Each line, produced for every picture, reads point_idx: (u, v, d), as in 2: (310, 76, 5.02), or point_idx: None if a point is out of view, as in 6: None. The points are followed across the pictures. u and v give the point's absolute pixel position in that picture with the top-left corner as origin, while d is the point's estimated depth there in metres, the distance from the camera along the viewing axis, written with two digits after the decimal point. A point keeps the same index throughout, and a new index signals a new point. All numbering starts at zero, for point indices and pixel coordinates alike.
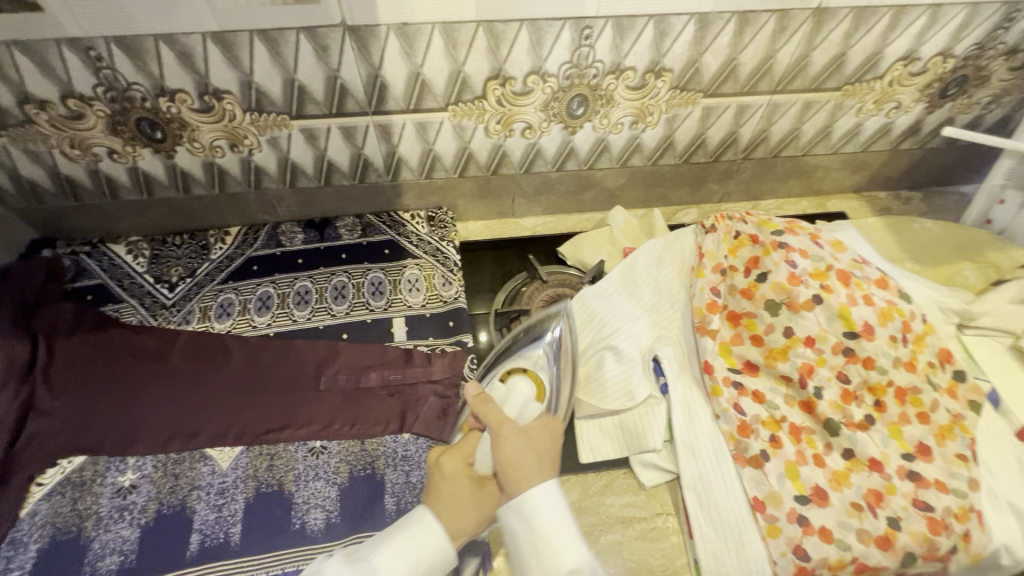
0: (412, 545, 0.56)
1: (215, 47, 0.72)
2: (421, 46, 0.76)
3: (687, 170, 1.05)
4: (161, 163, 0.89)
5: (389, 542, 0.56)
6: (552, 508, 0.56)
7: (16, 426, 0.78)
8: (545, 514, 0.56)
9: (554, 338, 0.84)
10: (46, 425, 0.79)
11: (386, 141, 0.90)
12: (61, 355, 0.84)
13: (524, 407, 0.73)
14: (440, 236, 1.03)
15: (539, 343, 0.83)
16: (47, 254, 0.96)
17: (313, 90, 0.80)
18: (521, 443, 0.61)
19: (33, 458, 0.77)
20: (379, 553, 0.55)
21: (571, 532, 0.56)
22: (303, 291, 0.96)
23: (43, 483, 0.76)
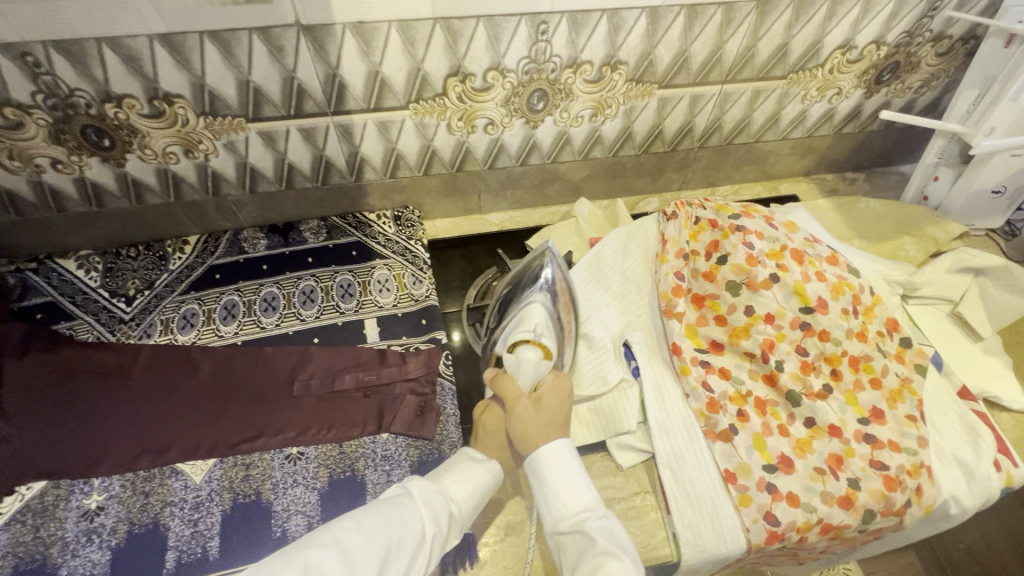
0: (468, 471, 0.69)
1: (163, 49, 0.70)
2: (379, 44, 0.75)
3: (646, 160, 1.08)
4: (110, 172, 0.86)
5: (456, 471, 0.69)
6: (565, 459, 0.66)
7: None
8: (558, 464, 0.65)
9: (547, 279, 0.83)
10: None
11: (347, 141, 0.89)
12: (10, 378, 0.80)
13: (538, 370, 0.74)
14: (408, 236, 1.03)
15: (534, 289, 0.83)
16: None
17: (269, 92, 0.79)
18: (534, 418, 0.69)
19: None
20: (450, 479, 0.68)
21: (583, 479, 0.65)
22: (270, 297, 0.94)
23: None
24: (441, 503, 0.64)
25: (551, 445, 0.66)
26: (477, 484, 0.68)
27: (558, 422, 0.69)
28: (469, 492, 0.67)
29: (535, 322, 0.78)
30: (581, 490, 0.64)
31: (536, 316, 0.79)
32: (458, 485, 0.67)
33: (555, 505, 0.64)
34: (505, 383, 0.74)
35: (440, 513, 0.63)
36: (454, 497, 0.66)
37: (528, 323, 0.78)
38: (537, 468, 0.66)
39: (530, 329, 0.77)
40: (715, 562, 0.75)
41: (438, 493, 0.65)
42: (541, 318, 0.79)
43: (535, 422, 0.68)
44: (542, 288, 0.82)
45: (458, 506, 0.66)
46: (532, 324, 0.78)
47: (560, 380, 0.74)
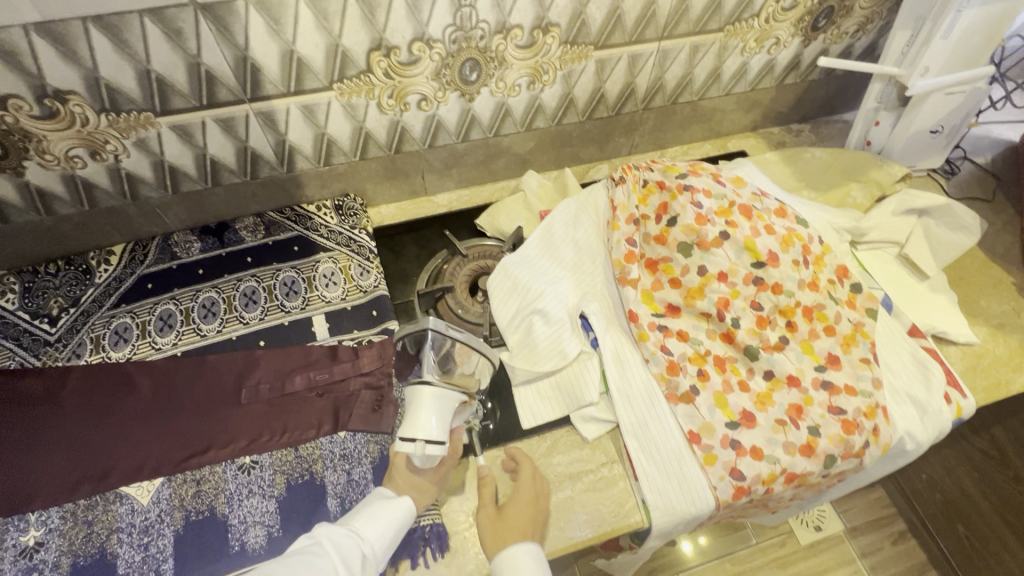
0: (380, 508, 0.67)
1: (44, 41, 0.63)
2: (289, 20, 0.70)
3: (591, 126, 1.05)
4: (11, 183, 0.78)
5: (369, 510, 0.67)
6: (530, 558, 0.66)
7: None
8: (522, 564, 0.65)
9: (433, 345, 0.71)
10: None
11: (272, 129, 0.84)
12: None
13: (429, 458, 0.68)
14: (351, 225, 0.98)
15: (422, 366, 0.71)
16: None
17: (174, 81, 0.72)
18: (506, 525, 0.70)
19: None
20: (362, 518, 0.66)
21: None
22: (209, 303, 0.89)
23: None
24: (353, 546, 0.63)
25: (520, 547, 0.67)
26: (391, 518, 0.67)
27: (524, 525, 0.70)
28: (383, 530, 0.66)
29: (423, 424, 0.67)
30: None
31: (426, 414, 0.68)
32: (372, 524, 0.66)
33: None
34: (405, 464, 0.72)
35: (353, 556, 0.62)
36: (368, 536, 0.64)
37: (413, 424, 0.68)
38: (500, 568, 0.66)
39: (417, 434, 0.67)
40: (685, 523, 0.75)
41: (349, 535, 0.64)
42: (429, 411, 0.68)
43: (497, 534, 0.70)
44: (431, 361, 0.71)
45: (373, 546, 0.64)
46: (410, 433, 0.67)
47: (528, 488, 0.74)
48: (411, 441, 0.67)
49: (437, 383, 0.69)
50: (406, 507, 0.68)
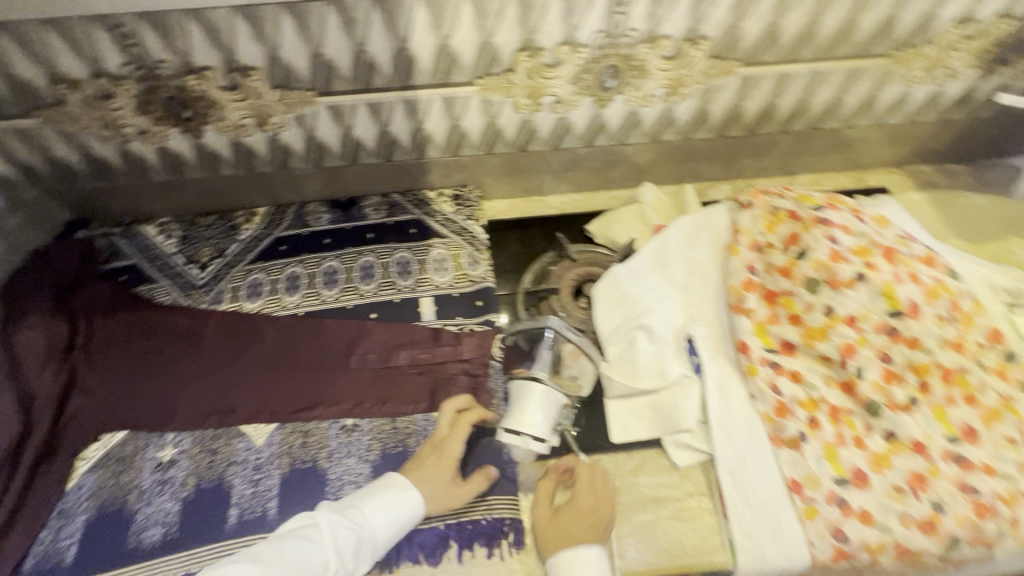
0: (390, 497, 0.69)
1: (243, 21, 0.71)
2: (451, 16, 0.73)
3: (720, 144, 1.01)
4: (190, 143, 0.88)
5: (377, 498, 0.69)
6: (588, 562, 0.67)
7: (60, 401, 0.80)
8: (578, 567, 0.67)
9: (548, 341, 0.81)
10: (88, 401, 0.82)
11: (413, 118, 0.88)
12: (98, 334, 0.87)
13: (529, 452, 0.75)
14: (466, 215, 1.01)
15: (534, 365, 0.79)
16: (82, 236, 0.97)
17: (340, 66, 0.78)
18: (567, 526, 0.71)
19: (78, 433, 0.79)
20: (367, 507, 0.68)
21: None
22: (331, 271, 0.96)
23: (87, 458, 0.78)
24: (352, 532, 0.65)
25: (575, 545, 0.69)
26: (397, 511, 0.68)
27: (586, 528, 0.70)
28: (386, 520, 0.67)
29: (528, 420, 0.74)
30: None
31: (532, 410, 0.75)
32: (377, 513, 0.67)
33: None
34: (439, 457, 0.74)
35: (349, 543, 0.64)
36: (370, 525, 0.67)
37: (520, 418, 0.75)
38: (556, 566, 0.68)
39: (523, 427, 0.74)
40: None
41: (349, 524, 0.65)
42: (535, 408, 0.75)
43: (555, 532, 0.71)
44: (544, 360, 0.79)
45: (372, 536, 0.66)
46: (516, 426, 0.75)
47: (586, 489, 0.74)
48: (516, 432, 0.75)
49: (547, 386, 0.76)
50: (416, 502, 0.70)
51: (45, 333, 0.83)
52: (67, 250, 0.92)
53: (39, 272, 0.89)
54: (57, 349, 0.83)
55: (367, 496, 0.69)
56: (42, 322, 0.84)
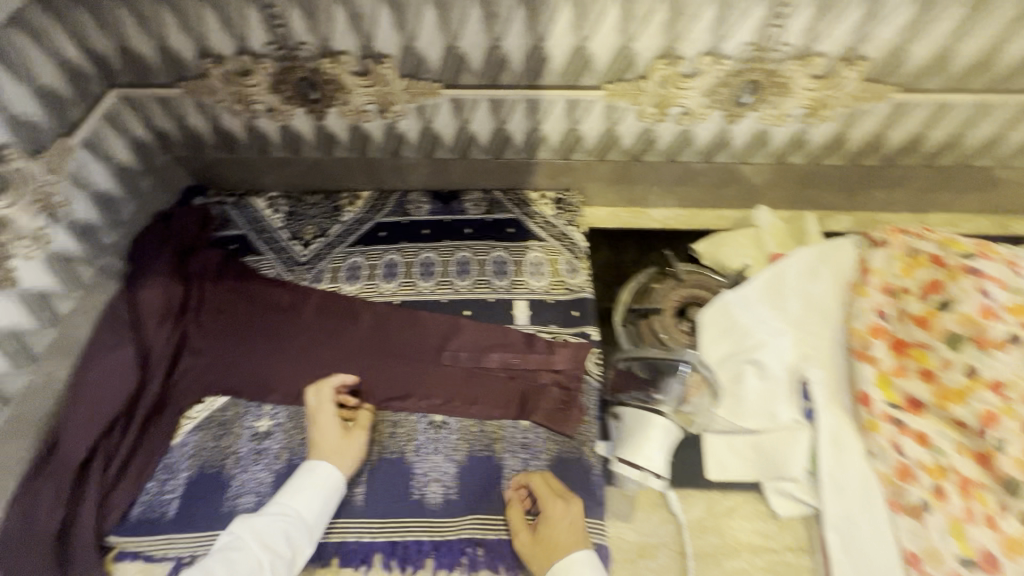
0: (304, 483, 0.70)
1: (387, 9, 0.71)
2: (595, 18, 0.70)
3: (850, 173, 0.93)
4: (312, 123, 0.90)
5: (294, 484, 0.69)
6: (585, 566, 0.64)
7: (172, 360, 0.84)
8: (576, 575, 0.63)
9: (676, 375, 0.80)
10: (196, 363, 0.85)
11: (532, 117, 0.86)
12: (208, 299, 0.90)
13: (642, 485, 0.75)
14: (567, 221, 0.99)
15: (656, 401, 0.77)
16: (199, 203, 1.01)
17: (471, 60, 0.77)
18: (548, 538, 0.67)
19: (186, 393, 0.83)
20: (284, 495, 0.68)
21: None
22: (428, 263, 0.96)
23: (192, 418, 0.82)
24: (279, 523, 0.66)
25: (564, 561, 0.64)
26: (314, 492, 0.69)
27: (566, 537, 0.66)
28: (307, 499, 0.68)
29: (647, 455, 0.73)
30: None
31: (651, 446, 0.74)
32: (295, 497, 0.68)
33: None
34: (321, 420, 0.76)
35: (278, 534, 0.65)
36: (293, 509, 0.67)
37: (637, 451, 0.74)
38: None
39: (642, 460, 0.73)
40: None
41: (272, 518, 0.66)
42: (654, 445, 0.74)
43: (542, 556, 0.66)
44: (666, 395, 0.78)
45: (299, 517, 0.67)
46: (634, 460, 0.74)
47: (554, 499, 0.70)
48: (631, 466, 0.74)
49: (669, 424, 0.75)
50: (326, 468, 0.71)
51: (162, 294, 0.87)
52: (187, 215, 0.96)
53: (161, 232, 0.93)
54: (172, 310, 0.87)
55: (282, 493, 0.69)
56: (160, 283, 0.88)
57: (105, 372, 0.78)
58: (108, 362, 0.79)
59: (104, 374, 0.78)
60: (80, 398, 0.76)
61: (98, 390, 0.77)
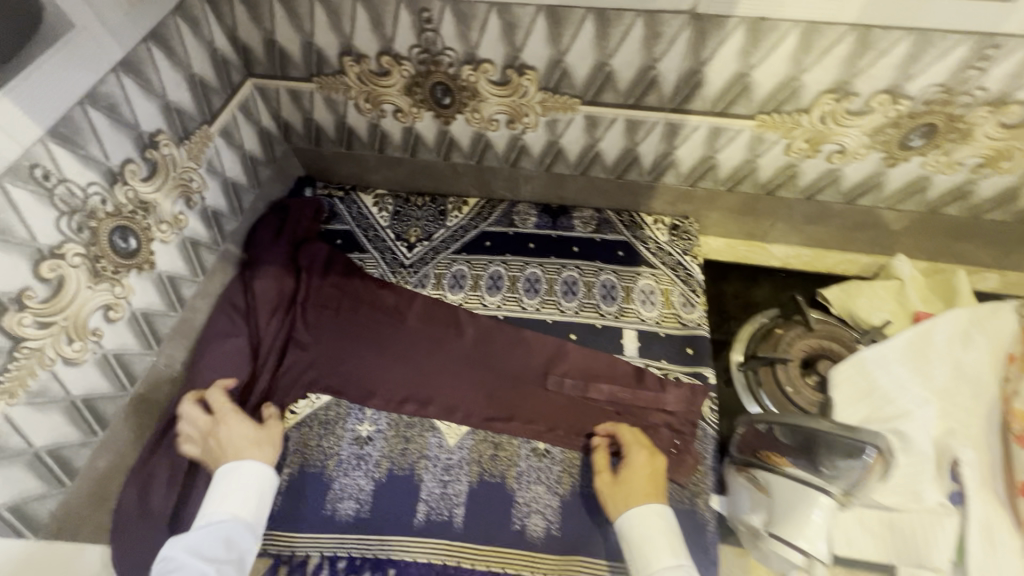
0: (226, 485, 0.67)
1: (545, 21, 0.68)
2: (768, 45, 0.65)
3: (1013, 231, 0.84)
4: (436, 128, 0.88)
5: (218, 489, 0.67)
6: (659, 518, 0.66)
7: (280, 352, 0.85)
8: (649, 524, 0.65)
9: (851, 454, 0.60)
10: (300, 357, 0.85)
11: (667, 141, 0.81)
12: (315, 293, 0.90)
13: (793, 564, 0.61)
14: (683, 249, 0.94)
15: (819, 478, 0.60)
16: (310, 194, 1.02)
17: (620, 79, 0.73)
18: (627, 484, 0.69)
19: (290, 388, 0.83)
20: (212, 501, 0.66)
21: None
22: (533, 279, 0.94)
23: (295, 413, 0.82)
24: (215, 530, 0.64)
25: (641, 510, 0.67)
26: (241, 489, 0.67)
27: (646, 487, 0.69)
28: (240, 498, 0.66)
29: (808, 539, 0.59)
30: (673, 549, 0.63)
31: (813, 527, 0.59)
32: (223, 500, 0.66)
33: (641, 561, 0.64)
34: (227, 427, 0.72)
35: (215, 542, 0.63)
36: (224, 512, 0.65)
37: (792, 531, 0.59)
38: (625, 530, 0.66)
39: (803, 546, 0.59)
40: None
41: (207, 528, 0.64)
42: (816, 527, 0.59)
43: (618, 499, 0.69)
44: (833, 471, 0.60)
45: (234, 517, 0.65)
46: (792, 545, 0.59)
47: (640, 451, 0.72)
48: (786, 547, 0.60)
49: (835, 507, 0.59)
50: (254, 464, 0.69)
51: (275, 285, 0.89)
52: (302, 210, 0.97)
53: (277, 225, 0.94)
54: (283, 302, 0.88)
55: (210, 501, 0.67)
56: (273, 274, 0.89)
57: (220, 361, 0.81)
58: (222, 351, 0.81)
59: (219, 363, 0.80)
60: (196, 385, 0.78)
61: (212, 379, 0.79)
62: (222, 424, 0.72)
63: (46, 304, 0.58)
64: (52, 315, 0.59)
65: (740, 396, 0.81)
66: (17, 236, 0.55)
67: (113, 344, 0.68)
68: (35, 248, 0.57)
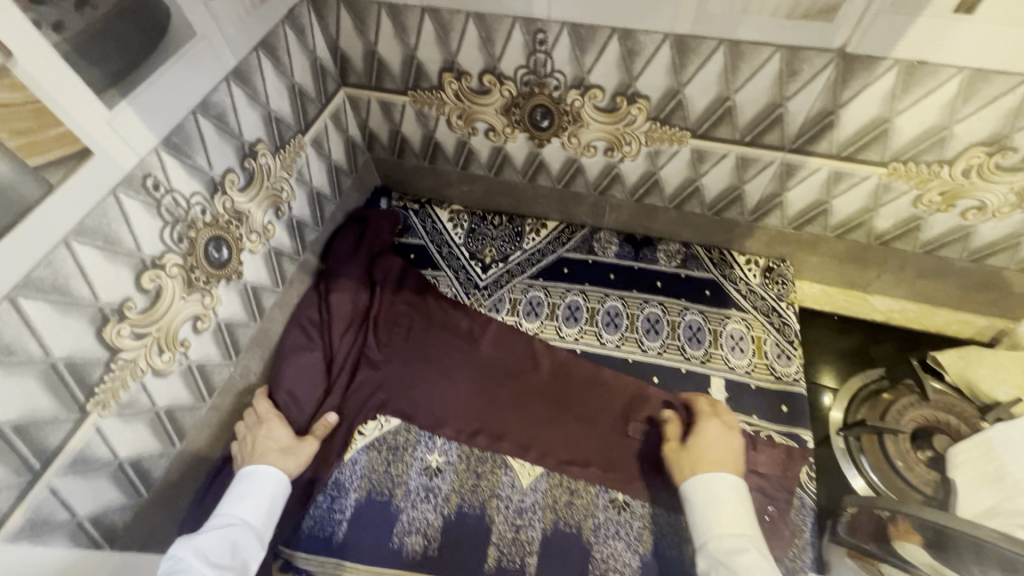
0: (241, 492, 0.66)
1: (670, 50, 0.64)
2: (920, 91, 0.59)
3: None
4: (528, 149, 0.85)
5: (234, 492, 0.66)
6: (730, 488, 0.64)
7: (352, 368, 0.83)
8: (717, 489, 0.64)
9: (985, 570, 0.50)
10: (371, 376, 0.83)
11: (779, 181, 0.76)
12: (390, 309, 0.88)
13: None
14: (778, 295, 0.88)
15: None
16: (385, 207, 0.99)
17: (741, 115, 0.68)
18: (694, 448, 0.69)
19: (359, 407, 0.80)
20: (226, 503, 0.65)
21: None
22: (613, 313, 0.89)
23: (364, 434, 0.79)
24: (225, 532, 0.61)
25: (708, 475, 0.65)
26: (256, 497, 0.66)
27: (715, 455, 0.67)
28: (253, 504, 0.65)
29: None
30: (738, 519, 0.62)
31: None
32: (237, 504, 0.65)
33: (702, 527, 0.63)
34: (267, 428, 0.72)
35: (224, 545, 0.60)
36: (235, 517, 0.64)
37: None
38: (691, 492, 0.66)
39: None
40: None
41: (217, 530, 0.61)
42: None
43: (685, 464, 0.68)
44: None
45: (244, 523, 0.63)
46: None
47: (711, 422, 0.70)
48: None
49: None
50: (273, 470, 0.68)
51: (350, 300, 0.87)
52: (378, 223, 0.94)
53: (355, 238, 0.93)
54: (356, 317, 0.87)
55: (219, 507, 0.65)
56: (349, 287, 0.88)
57: (298, 372, 0.80)
58: (303, 362, 0.80)
59: (294, 378, 0.79)
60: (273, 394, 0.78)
61: (289, 391, 0.78)
62: (263, 424, 0.73)
63: (142, 315, 0.57)
64: (147, 327, 0.58)
65: (839, 459, 0.77)
66: (125, 246, 0.54)
67: (196, 355, 0.67)
68: (139, 258, 0.56)
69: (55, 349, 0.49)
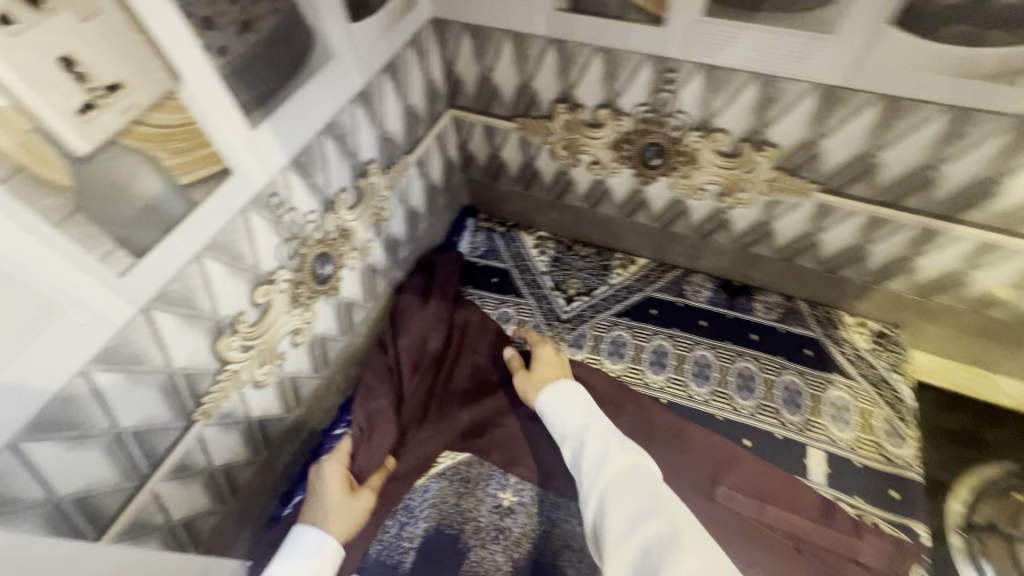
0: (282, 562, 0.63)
1: (814, 101, 0.59)
2: None
3: None
4: (631, 185, 0.81)
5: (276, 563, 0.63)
6: (573, 390, 0.73)
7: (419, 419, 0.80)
8: (564, 392, 0.72)
9: None
10: (438, 430, 0.79)
11: (913, 246, 0.69)
12: (461, 362, 0.85)
13: None
14: (891, 364, 0.80)
15: None
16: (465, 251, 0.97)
17: (885, 173, 0.62)
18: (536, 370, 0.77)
19: (424, 462, 0.77)
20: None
21: (644, 505, 0.54)
22: (702, 363, 0.83)
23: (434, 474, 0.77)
24: None
25: (551, 383, 0.74)
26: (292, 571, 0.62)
27: (551, 370, 0.77)
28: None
29: None
30: (584, 410, 0.69)
31: None
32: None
33: (568, 428, 0.68)
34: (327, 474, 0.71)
35: None
36: None
37: None
38: (546, 403, 0.72)
39: None
40: None
41: None
42: None
43: (530, 382, 0.76)
44: None
45: None
46: None
47: (545, 347, 0.80)
48: None
49: None
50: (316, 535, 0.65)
51: (423, 345, 0.85)
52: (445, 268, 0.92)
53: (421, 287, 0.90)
54: (428, 362, 0.84)
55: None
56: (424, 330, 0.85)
57: (367, 420, 0.77)
58: (368, 410, 0.78)
59: (360, 429, 0.75)
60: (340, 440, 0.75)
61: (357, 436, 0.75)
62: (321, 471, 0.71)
63: (252, 328, 0.57)
64: (254, 339, 0.58)
65: (957, 559, 0.70)
66: (245, 261, 0.54)
67: (291, 368, 0.67)
68: (256, 273, 0.56)
69: (175, 360, 0.50)
